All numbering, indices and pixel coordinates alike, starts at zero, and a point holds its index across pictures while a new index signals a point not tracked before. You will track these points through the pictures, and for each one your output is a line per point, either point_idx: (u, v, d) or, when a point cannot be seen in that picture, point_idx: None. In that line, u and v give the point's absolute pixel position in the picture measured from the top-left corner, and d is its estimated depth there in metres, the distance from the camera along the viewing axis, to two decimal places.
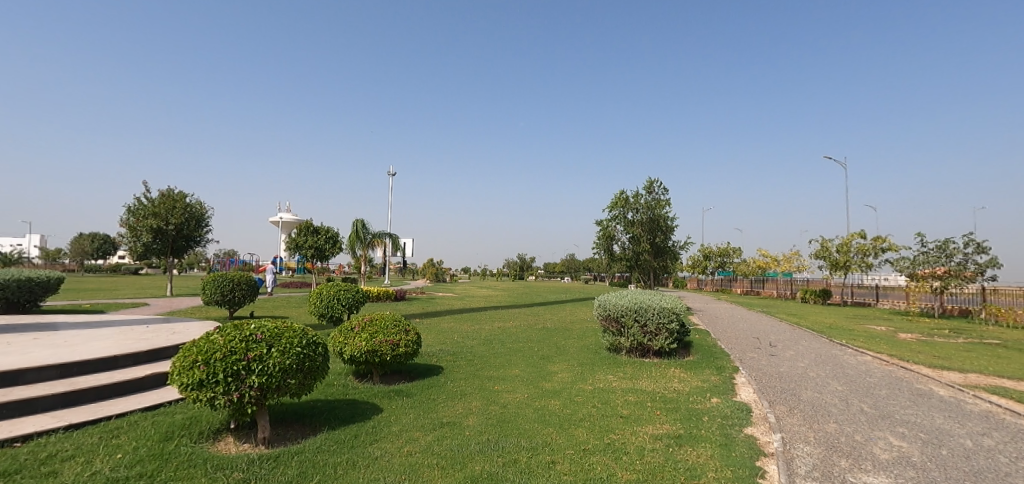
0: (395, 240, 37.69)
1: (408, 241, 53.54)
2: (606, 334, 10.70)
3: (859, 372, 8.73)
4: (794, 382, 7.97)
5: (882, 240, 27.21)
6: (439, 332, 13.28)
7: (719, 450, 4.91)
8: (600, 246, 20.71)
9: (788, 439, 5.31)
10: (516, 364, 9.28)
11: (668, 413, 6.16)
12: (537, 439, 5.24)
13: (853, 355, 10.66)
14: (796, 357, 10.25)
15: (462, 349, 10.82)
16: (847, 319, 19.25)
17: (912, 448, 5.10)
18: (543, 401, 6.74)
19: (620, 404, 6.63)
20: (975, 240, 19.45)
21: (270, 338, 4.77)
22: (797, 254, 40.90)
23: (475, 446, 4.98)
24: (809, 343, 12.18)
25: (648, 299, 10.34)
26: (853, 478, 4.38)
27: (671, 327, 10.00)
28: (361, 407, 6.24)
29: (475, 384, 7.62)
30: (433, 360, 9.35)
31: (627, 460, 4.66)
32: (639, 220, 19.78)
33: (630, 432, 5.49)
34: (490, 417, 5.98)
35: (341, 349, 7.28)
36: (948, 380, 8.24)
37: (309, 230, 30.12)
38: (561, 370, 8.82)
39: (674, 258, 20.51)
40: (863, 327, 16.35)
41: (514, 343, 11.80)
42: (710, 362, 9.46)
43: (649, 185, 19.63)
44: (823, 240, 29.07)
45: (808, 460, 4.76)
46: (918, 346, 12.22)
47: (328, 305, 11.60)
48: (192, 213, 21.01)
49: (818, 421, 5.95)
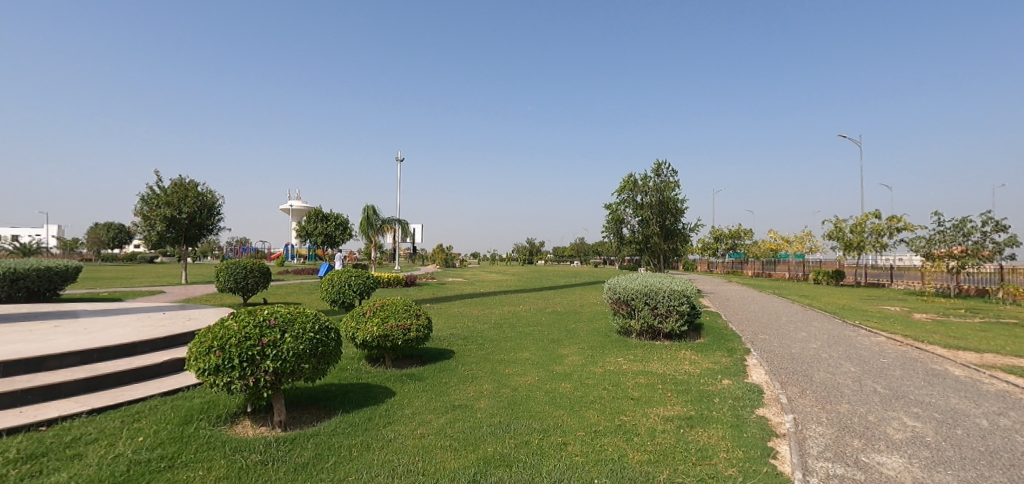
0: (405, 227, 37.72)
1: (418, 228, 53.70)
2: (616, 317, 10.69)
3: (872, 353, 8.65)
4: (806, 363, 7.91)
5: (897, 220, 26.74)
6: (449, 316, 13.38)
7: (730, 431, 4.91)
8: (609, 229, 20.61)
9: (800, 420, 5.30)
10: (526, 347, 9.33)
11: (680, 395, 6.18)
12: (548, 421, 5.27)
13: (867, 336, 10.56)
14: (808, 338, 10.18)
15: (473, 333, 10.89)
16: (861, 300, 19.03)
17: (927, 428, 5.07)
18: (554, 384, 6.77)
19: (631, 386, 6.64)
20: (994, 218, 19.06)
21: (283, 323, 4.82)
22: (809, 236, 40.41)
23: (486, 428, 5.03)
24: (822, 325, 12.07)
25: (659, 282, 10.30)
26: (867, 459, 4.36)
27: (683, 310, 9.95)
28: (374, 390, 6.34)
29: (487, 368, 7.67)
30: (444, 344, 9.44)
31: (638, 442, 4.68)
32: (649, 203, 19.62)
33: (641, 414, 5.51)
34: (502, 400, 6.04)
35: (353, 334, 7.35)
36: (964, 361, 8.14)
37: (319, 217, 30.19)
38: (572, 353, 8.83)
39: (684, 240, 20.41)
40: (877, 308, 16.15)
41: (524, 327, 11.87)
42: (721, 345, 9.41)
43: (659, 167, 19.50)
44: (837, 220, 28.70)
45: (820, 441, 4.75)
46: (932, 326, 12.12)
47: (339, 291, 11.69)
48: (204, 202, 21.14)
49: (830, 402, 5.93)
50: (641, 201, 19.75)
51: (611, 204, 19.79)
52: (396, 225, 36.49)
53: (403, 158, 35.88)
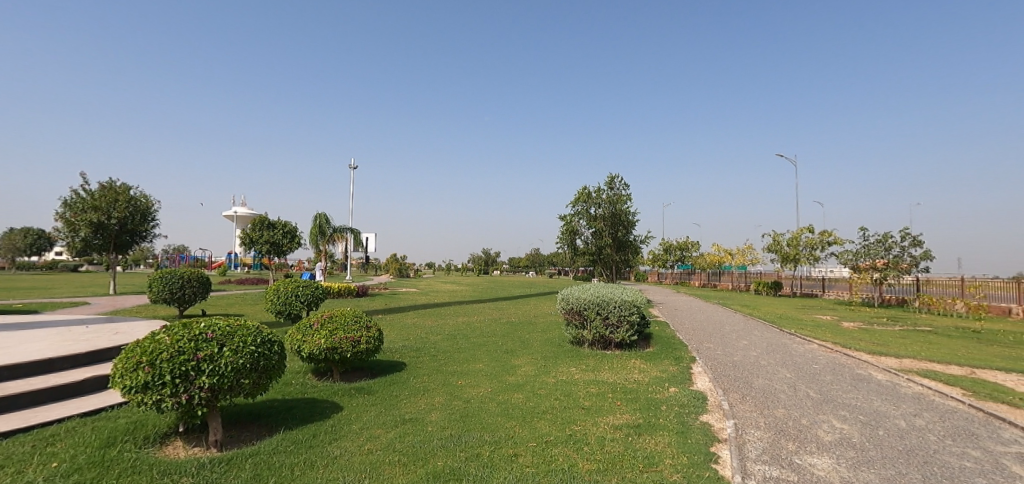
0: (357, 236, 36.81)
1: (370, 237, 52.39)
2: (569, 328, 10.85)
3: (806, 360, 9.20)
4: (747, 370, 8.30)
5: (828, 234, 28.69)
6: (402, 327, 13.11)
7: (676, 438, 5.07)
8: (564, 240, 20.97)
9: (740, 425, 5.54)
10: (480, 358, 9.29)
11: (629, 403, 6.33)
12: (499, 432, 5.27)
13: (801, 343, 11.23)
14: (749, 346, 10.71)
15: (425, 344, 10.72)
16: (796, 310, 20.28)
17: (853, 430, 5.42)
18: (506, 395, 6.78)
19: (582, 396, 6.73)
20: (911, 234, 20.82)
21: (221, 337, 4.56)
22: (751, 249, 42.40)
23: (436, 441, 4.95)
24: (761, 333, 12.72)
25: (610, 292, 10.56)
26: (800, 460, 4.62)
27: (632, 319, 10.23)
28: (320, 406, 6.10)
29: (439, 380, 7.58)
30: (396, 356, 9.25)
31: (588, 450, 4.75)
32: (601, 215, 20.10)
33: (591, 422, 5.59)
34: (454, 412, 5.97)
35: (298, 347, 7.04)
36: (885, 366, 8.79)
37: (265, 224, 28.95)
38: (525, 363, 8.87)
39: (635, 252, 20.99)
40: (811, 317, 17.23)
41: (478, 338, 11.81)
42: (668, 353, 9.73)
43: (612, 180, 20.08)
44: (775, 234, 30.44)
45: (758, 444, 4.99)
46: (859, 334, 13.03)
47: (286, 301, 11.23)
48: (137, 207, 19.84)
49: (768, 406, 6.25)
50: (595, 212, 20.23)
51: (565, 214, 20.15)
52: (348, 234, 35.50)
53: (356, 166, 34.92)
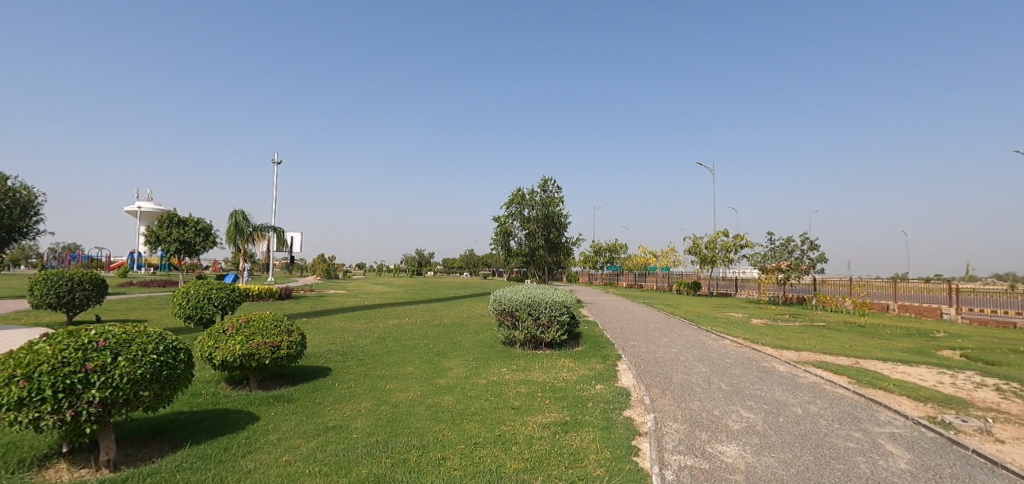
0: (280, 235, 34.83)
1: (296, 237, 49.78)
2: (501, 329, 10.91)
3: (719, 355, 9.89)
4: (667, 366, 8.78)
5: (740, 238, 31.01)
6: (328, 331, 12.57)
7: (600, 433, 5.26)
8: (497, 242, 21.10)
9: (659, 418, 5.85)
10: (410, 361, 9.11)
11: (556, 402, 6.48)
12: (427, 436, 5.18)
13: (715, 340, 12.04)
14: (669, 343, 11.33)
15: (352, 348, 10.32)
16: (712, 308, 21.74)
17: (758, 418, 5.90)
18: (436, 398, 6.69)
19: (512, 396, 6.79)
20: (809, 238, 23.02)
21: (115, 345, 4.12)
22: (673, 251, 44.76)
23: (361, 448, 4.79)
24: (681, 331, 13.50)
25: (541, 293, 10.75)
26: (711, 449, 4.95)
27: (562, 319, 10.49)
28: (234, 417, 5.70)
29: (366, 385, 7.33)
30: (320, 361, 8.84)
31: (515, 450, 4.80)
32: (534, 217, 20.44)
33: (520, 422, 5.66)
34: (381, 418, 5.81)
35: (210, 354, 6.51)
36: (787, 359, 9.66)
37: (174, 222, 26.64)
38: (456, 365, 8.81)
39: (567, 253, 21.52)
40: (725, 315, 18.55)
41: (409, 340, 11.58)
42: (596, 352, 10.07)
43: (545, 183, 20.48)
44: (695, 237, 32.45)
45: (675, 436, 5.30)
46: (766, 331, 14.19)
47: (196, 305, 10.39)
48: (17, 199, 17.53)
49: (684, 400, 6.65)
50: (528, 214, 20.53)
51: (499, 216, 20.30)
52: (270, 233, 33.51)
53: (280, 161, 33.04)
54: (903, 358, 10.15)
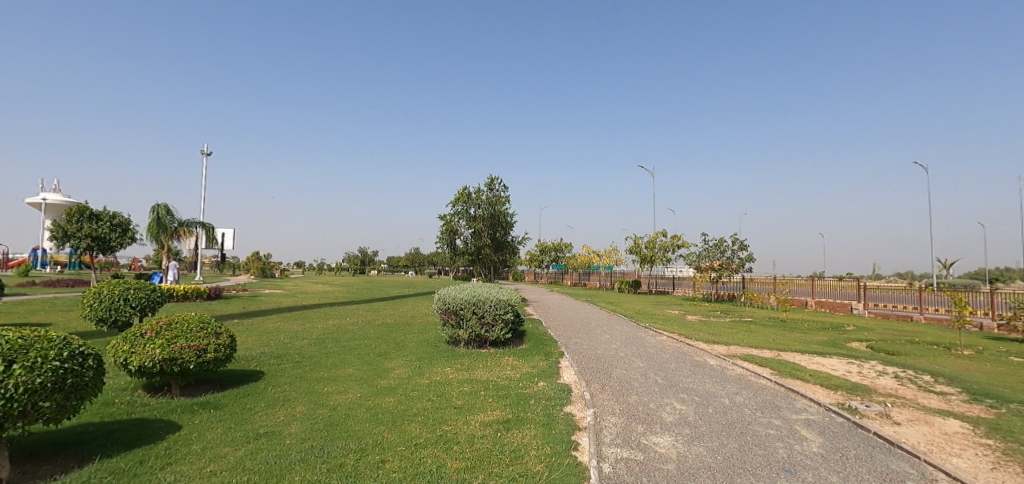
0: (210, 232, 32.68)
1: (228, 233, 46.96)
2: (445, 328, 10.80)
3: (656, 350, 10.31)
4: (607, 362, 9.05)
5: (677, 238, 32.45)
6: (262, 333, 11.94)
7: (541, 430, 5.33)
8: (443, 240, 20.88)
9: (598, 413, 6.02)
10: (350, 363, 8.84)
11: (499, 400, 6.50)
12: (366, 439, 5.05)
13: (653, 336, 12.54)
14: (610, 340, 11.67)
15: (287, 350, 9.87)
16: (651, 306, 22.62)
17: (689, 410, 6.20)
18: (376, 399, 6.53)
19: (455, 395, 6.75)
20: (739, 239, 24.46)
21: (9, 352, 3.72)
22: (616, 251, 46.14)
23: (295, 454, 4.59)
24: (621, 328, 13.95)
25: (486, 291, 10.75)
26: (646, 441, 5.15)
27: (507, 318, 10.54)
28: (153, 426, 5.29)
29: (301, 388, 7.03)
30: (253, 364, 8.39)
31: (457, 450, 4.77)
32: (480, 215, 20.39)
33: (462, 421, 5.64)
34: (317, 422, 5.59)
35: (125, 359, 6.01)
36: (717, 353, 10.23)
37: (86, 216, 24.34)
38: (398, 366, 8.64)
39: (512, 252, 21.65)
40: (662, 312, 19.36)
41: (349, 341, 11.22)
42: (540, 349, 10.20)
43: (491, 182, 20.50)
44: (636, 237, 33.62)
45: (613, 429, 5.47)
46: (699, 327, 14.93)
47: (110, 307, 9.54)
48: None
49: (622, 394, 6.88)
50: (474, 213, 20.47)
51: (444, 214, 20.09)
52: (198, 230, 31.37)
53: (209, 152, 30.98)
54: (818, 350, 11.03)
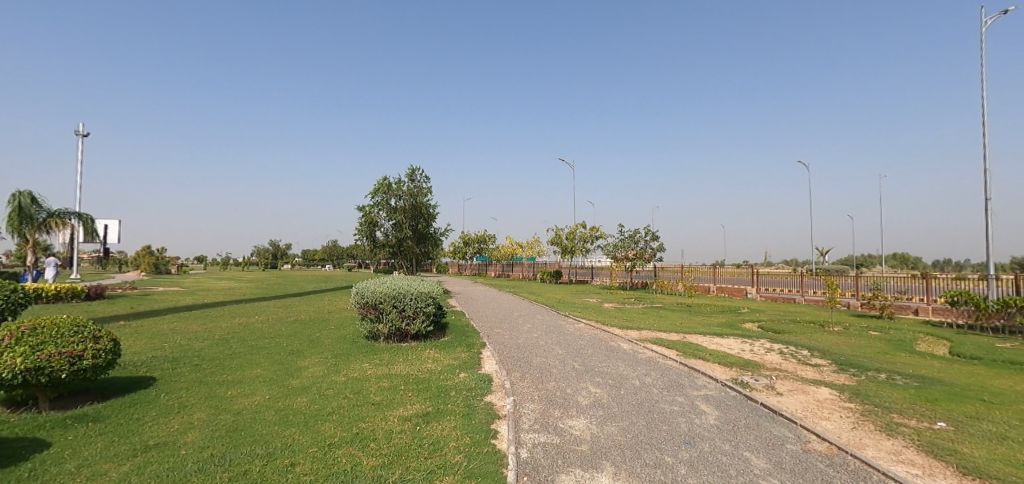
0: (88, 224, 28.96)
1: (112, 225, 41.83)
2: (363, 323, 10.44)
3: (575, 338, 10.70)
4: (527, 351, 9.25)
5: (595, 230, 33.82)
6: (154, 335, 10.81)
7: (461, 420, 5.34)
8: (362, 232, 20.13)
9: (518, 400, 6.15)
10: (257, 363, 8.27)
11: (419, 393, 6.42)
12: (274, 443, 4.76)
13: (572, 323, 13.02)
14: (531, 329, 11.94)
15: (184, 353, 9.00)
16: (571, 295, 23.43)
17: (603, 392, 6.53)
18: (287, 400, 6.17)
19: (373, 392, 6.55)
20: (651, 230, 26.00)
21: None
22: (538, 242, 47.17)
23: (191, 465, 4.22)
24: (542, 317, 14.31)
25: (406, 284, 10.52)
26: (563, 424, 5.34)
27: (428, 310, 10.41)
28: (13, 447, 4.61)
29: (201, 393, 6.47)
30: (142, 370, 7.58)
31: (374, 447, 4.65)
32: (401, 207, 19.89)
33: (380, 417, 5.50)
34: (218, 428, 5.18)
35: None
36: (630, 337, 10.83)
37: None
38: (312, 364, 8.22)
39: (435, 244, 21.36)
40: (581, 301, 20.13)
41: (258, 340, 10.49)
42: (462, 341, 10.19)
43: (412, 172, 20.03)
44: (557, 229, 34.57)
45: (531, 416, 5.61)
46: (615, 313, 15.74)
47: None
48: None
49: (541, 381, 7.08)
50: (395, 204, 19.92)
51: (363, 205, 19.35)
52: (74, 221, 27.65)
53: (86, 134, 27.37)
54: (718, 332, 12.07)
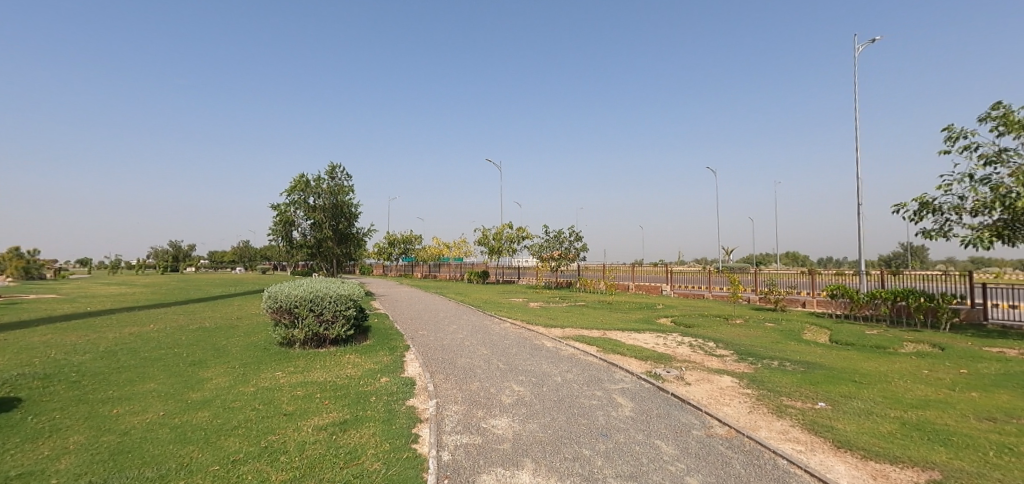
0: None
1: None
2: (277, 329, 9.80)
3: (500, 338, 10.75)
4: (452, 352, 9.16)
5: (522, 230, 34.32)
6: (22, 349, 9.44)
7: (380, 426, 5.17)
8: (277, 232, 18.91)
9: (441, 403, 6.07)
10: (151, 376, 7.48)
11: (337, 401, 6.13)
12: (168, 463, 4.33)
13: (498, 323, 13.09)
14: (456, 330, 11.84)
15: (60, 368, 7.94)
16: (498, 295, 23.58)
17: (526, 390, 6.63)
18: (186, 416, 5.64)
19: (285, 401, 6.16)
20: (575, 231, 26.82)
21: None
22: (465, 242, 46.98)
23: None
24: (468, 317, 14.26)
25: (325, 287, 10.02)
26: (485, 424, 5.34)
27: (348, 314, 9.99)
28: None
29: (80, 413, 5.73)
30: (5, 390, 6.59)
31: (284, 460, 4.37)
32: (320, 206, 18.94)
33: (292, 428, 5.18)
34: (100, 451, 4.61)
35: None
36: (554, 335, 11.09)
37: None
38: (217, 375, 7.58)
39: (358, 245, 20.55)
40: (508, 300, 20.33)
41: (152, 351, 9.50)
42: (384, 345, 9.88)
43: (332, 170, 19.16)
44: (484, 229, 34.67)
45: (454, 418, 5.55)
46: (540, 312, 16.04)
47: None
48: None
49: (465, 382, 7.04)
50: (313, 202, 18.94)
51: (278, 203, 18.20)
52: None
53: None
54: (635, 327, 12.69)
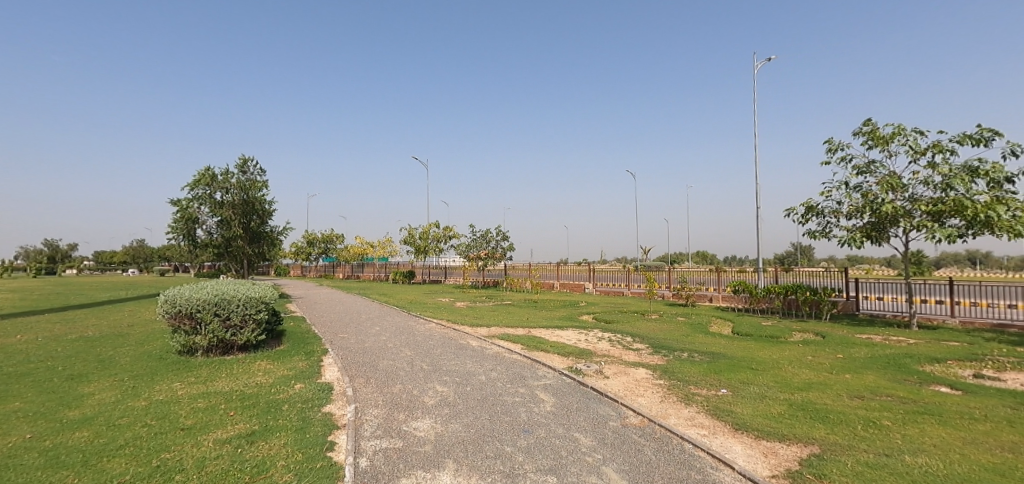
0: None
1: None
2: (176, 336, 8.94)
3: (424, 338, 10.55)
4: (374, 355, 8.85)
5: (449, 230, 34.02)
6: None
7: (292, 436, 4.88)
8: (178, 230, 17.25)
9: (360, 407, 5.84)
10: (15, 394, 6.50)
11: (244, 411, 5.71)
12: None
13: (423, 324, 12.86)
14: (379, 332, 11.46)
15: None
16: (424, 295, 23.17)
17: (450, 390, 6.56)
18: (61, 437, 4.97)
19: (183, 415, 5.62)
20: (502, 231, 27.02)
21: None
22: (390, 242, 45.72)
23: None
24: (392, 319, 13.87)
25: (232, 289, 9.29)
26: (406, 427, 5.22)
27: (259, 317, 9.33)
28: None
29: None
30: None
31: (179, 479, 3.99)
32: (229, 202, 17.54)
33: (191, 444, 4.75)
34: None
35: None
36: (479, 334, 11.07)
37: None
38: (101, 389, 6.77)
39: (273, 244, 19.24)
40: (433, 300, 20.05)
41: (19, 365, 8.27)
42: (299, 349, 9.34)
43: (243, 164, 17.82)
44: (410, 228, 33.94)
45: (374, 422, 5.37)
46: (466, 312, 15.97)
47: None
48: None
49: (387, 385, 6.84)
50: (221, 198, 17.51)
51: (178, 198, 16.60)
52: None
53: None
54: (559, 324, 13.02)
